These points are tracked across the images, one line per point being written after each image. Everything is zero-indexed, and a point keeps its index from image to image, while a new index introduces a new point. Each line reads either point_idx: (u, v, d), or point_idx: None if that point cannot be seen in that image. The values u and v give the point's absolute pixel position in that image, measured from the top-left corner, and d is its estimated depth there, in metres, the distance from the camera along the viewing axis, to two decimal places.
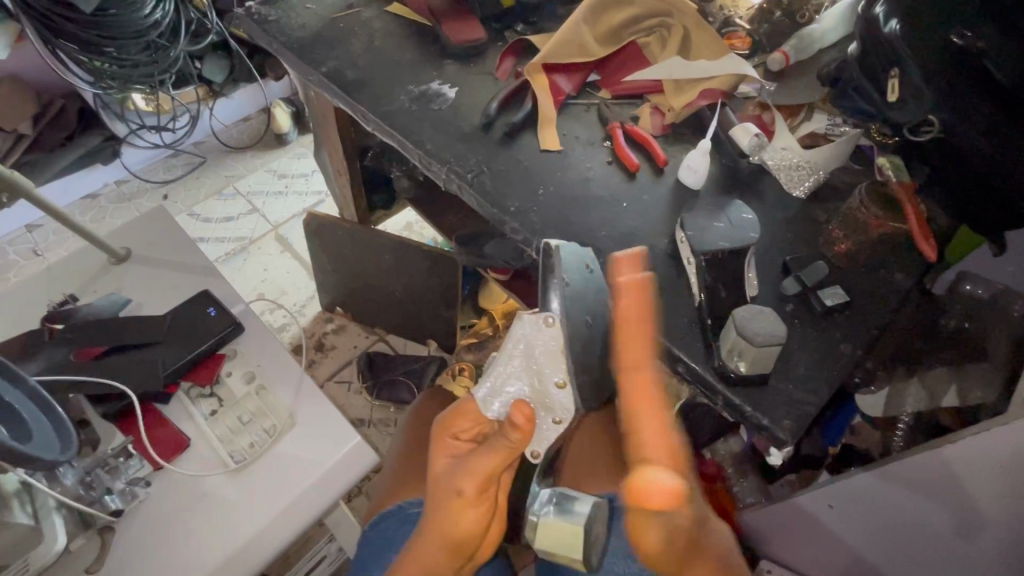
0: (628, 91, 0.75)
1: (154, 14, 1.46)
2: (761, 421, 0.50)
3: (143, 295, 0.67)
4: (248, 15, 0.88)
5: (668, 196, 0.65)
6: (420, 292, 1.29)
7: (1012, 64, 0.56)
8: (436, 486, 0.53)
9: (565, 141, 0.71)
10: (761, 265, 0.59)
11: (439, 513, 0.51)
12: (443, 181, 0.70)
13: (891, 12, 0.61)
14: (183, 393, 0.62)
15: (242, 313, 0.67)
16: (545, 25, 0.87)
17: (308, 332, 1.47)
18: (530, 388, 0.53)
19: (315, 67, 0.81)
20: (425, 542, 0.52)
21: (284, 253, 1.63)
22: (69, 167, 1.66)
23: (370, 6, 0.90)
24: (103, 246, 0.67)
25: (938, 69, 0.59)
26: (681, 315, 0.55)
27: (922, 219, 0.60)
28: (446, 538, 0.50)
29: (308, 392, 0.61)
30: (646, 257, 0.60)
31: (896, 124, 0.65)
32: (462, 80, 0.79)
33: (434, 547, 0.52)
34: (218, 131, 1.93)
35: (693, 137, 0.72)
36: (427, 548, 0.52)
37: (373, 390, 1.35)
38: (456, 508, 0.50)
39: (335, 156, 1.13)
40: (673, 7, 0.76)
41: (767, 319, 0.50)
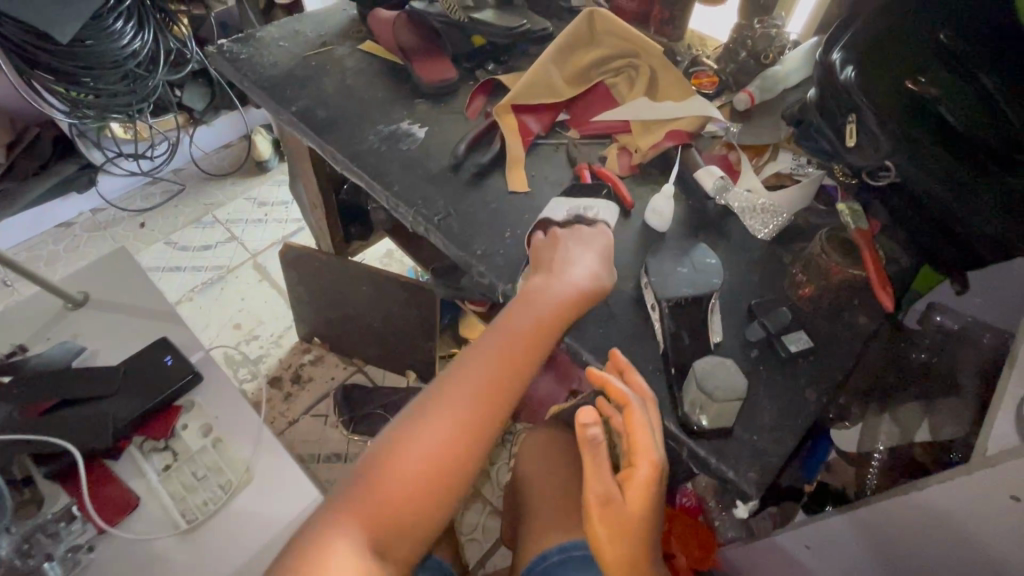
0: (596, 131, 0.76)
1: (133, 44, 1.45)
2: (725, 474, 0.49)
3: (96, 343, 0.67)
4: (220, 52, 0.88)
5: (635, 237, 0.65)
6: (398, 323, 1.27)
7: (963, 112, 0.59)
8: (483, 346, 0.53)
9: (533, 181, 0.72)
10: (727, 310, 0.59)
11: (521, 336, 0.53)
12: (411, 224, 0.69)
13: (847, 60, 0.64)
14: (135, 448, 0.61)
15: (200, 360, 0.68)
16: (517, 64, 0.88)
17: (284, 364, 1.45)
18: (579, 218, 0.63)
19: (285, 106, 0.80)
20: (464, 395, 0.50)
21: (262, 282, 1.61)
22: (43, 196, 1.63)
23: (344, 44, 0.91)
24: (59, 292, 0.66)
25: (900, 111, 0.62)
26: (644, 364, 0.55)
27: (880, 269, 0.59)
28: (493, 384, 0.51)
29: (265, 445, 0.61)
30: (612, 301, 0.59)
31: (855, 167, 0.65)
32: (432, 119, 0.79)
33: (474, 397, 0.50)
34: (198, 158, 1.92)
35: (660, 178, 0.73)
36: (465, 400, 0.50)
37: (350, 424, 1.33)
38: (506, 349, 0.52)
39: (310, 188, 1.12)
40: (641, 49, 0.77)
41: (726, 370, 0.50)
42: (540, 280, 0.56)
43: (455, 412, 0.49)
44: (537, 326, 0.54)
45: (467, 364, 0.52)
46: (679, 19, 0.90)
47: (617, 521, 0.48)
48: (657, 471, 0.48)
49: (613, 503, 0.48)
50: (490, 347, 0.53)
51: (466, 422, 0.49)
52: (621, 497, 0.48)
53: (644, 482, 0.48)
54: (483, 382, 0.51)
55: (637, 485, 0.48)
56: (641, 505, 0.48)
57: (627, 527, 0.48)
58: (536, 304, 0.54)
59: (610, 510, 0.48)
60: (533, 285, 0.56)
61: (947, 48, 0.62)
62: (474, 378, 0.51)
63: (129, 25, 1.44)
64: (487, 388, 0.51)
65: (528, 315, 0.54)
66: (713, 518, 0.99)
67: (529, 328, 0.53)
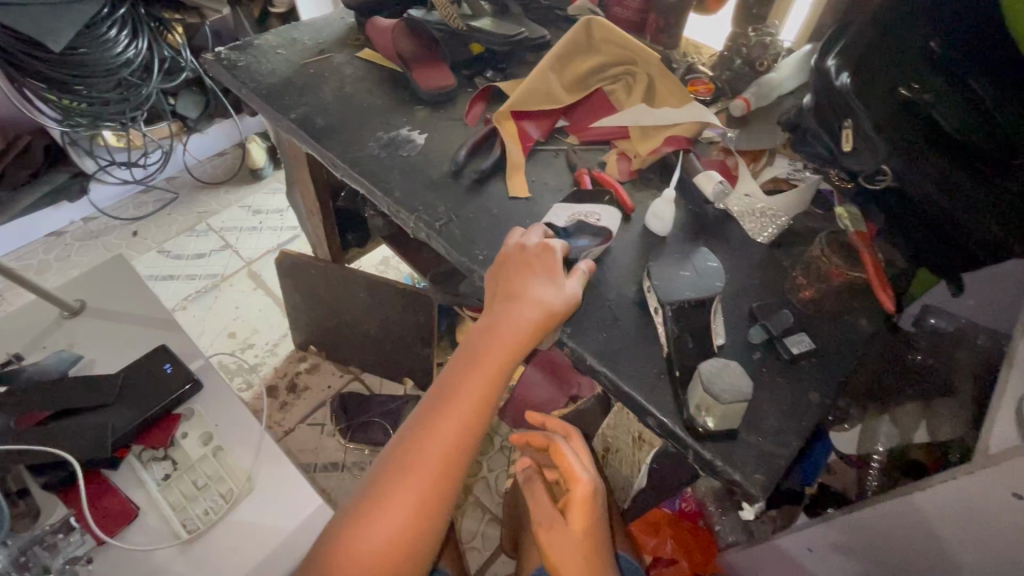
0: (596, 137, 0.77)
1: (127, 52, 1.44)
2: (732, 476, 0.49)
3: (95, 351, 0.66)
4: (217, 60, 0.88)
5: (636, 241, 0.65)
6: (395, 330, 1.27)
7: (953, 115, 0.60)
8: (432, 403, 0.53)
9: (534, 187, 0.72)
10: (729, 314, 0.59)
11: (469, 398, 0.53)
12: (412, 229, 0.69)
13: (841, 67, 0.66)
14: (134, 457, 0.60)
15: (201, 368, 0.67)
16: (515, 71, 0.89)
17: (280, 373, 1.44)
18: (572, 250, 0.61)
19: (283, 113, 0.80)
20: (415, 458, 0.51)
21: (257, 289, 1.60)
22: (33, 205, 1.61)
23: (342, 52, 0.91)
24: (55, 300, 0.66)
25: (893, 118, 0.63)
26: (648, 367, 0.55)
27: (879, 271, 0.60)
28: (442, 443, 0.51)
29: (267, 454, 0.61)
30: (614, 306, 0.59)
31: (851, 172, 0.66)
32: (432, 126, 0.79)
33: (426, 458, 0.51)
34: (192, 166, 1.91)
35: (659, 184, 0.73)
36: (415, 464, 0.51)
37: (347, 432, 1.31)
38: (451, 404, 0.52)
39: (307, 196, 1.12)
40: (638, 55, 0.78)
41: (733, 374, 0.49)
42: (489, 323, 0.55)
43: (415, 478, 0.50)
44: (485, 382, 0.53)
45: (420, 429, 0.52)
46: (675, 27, 0.92)
47: (566, 545, 0.55)
48: (593, 490, 0.56)
49: (555, 528, 0.56)
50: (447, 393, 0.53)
51: (427, 492, 0.51)
52: (563, 523, 0.56)
53: (581, 502, 0.56)
54: (436, 453, 0.51)
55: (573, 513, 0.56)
56: (584, 524, 0.55)
57: (576, 554, 0.55)
58: (490, 346, 0.54)
59: (554, 536, 0.56)
60: (483, 326, 0.55)
61: (936, 55, 0.63)
62: (428, 447, 0.51)
63: (123, 34, 1.43)
64: (446, 449, 0.51)
65: (475, 372, 0.53)
66: (713, 522, 1.00)
67: (476, 387, 0.53)
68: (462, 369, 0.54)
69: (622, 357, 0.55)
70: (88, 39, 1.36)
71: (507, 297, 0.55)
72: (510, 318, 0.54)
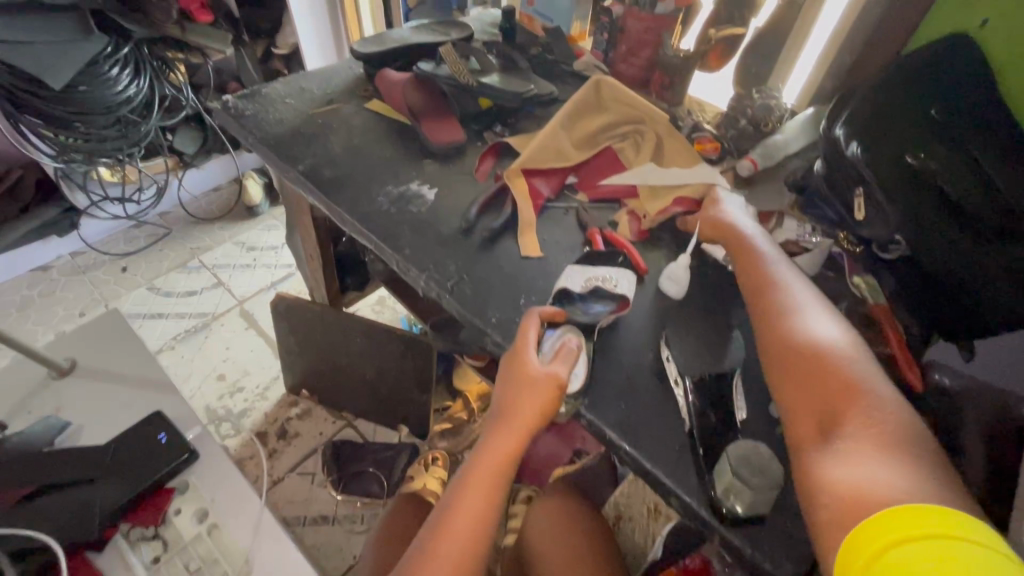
0: (605, 195, 0.77)
1: (128, 90, 1.43)
2: (762, 564, 0.46)
3: (82, 417, 0.64)
4: (224, 108, 0.87)
5: (651, 305, 0.64)
6: (392, 376, 1.23)
7: (959, 182, 0.64)
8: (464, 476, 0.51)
9: (545, 246, 0.71)
10: (748, 384, 0.58)
11: (479, 502, 0.49)
12: (422, 288, 0.68)
13: (851, 136, 0.67)
14: (121, 537, 0.57)
15: (196, 438, 0.65)
16: (523, 125, 0.89)
17: (269, 418, 1.39)
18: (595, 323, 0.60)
19: (291, 164, 0.79)
20: (444, 538, 0.48)
21: (249, 329, 1.56)
22: (21, 239, 1.57)
23: (350, 103, 0.92)
24: (44, 360, 0.65)
25: (902, 180, 0.65)
26: (670, 442, 0.53)
27: (904, 347, 0.60)
28: (471, 521, 0.48)
29: (267, 531, 0.58)
30: (632, 374, 0.58)
31: (865, 240, 0.67)
32: (441, 181, 0.79)
33: (456, 538, 0.47)
34: (186, 202, 1.89)
35: (670, 244, 0.73)
36: (444, 545, 0.47)
37: (339, 484, 1.26)
38: (478, 480, 0.50)
39: (308, 241, 1.10)
40: (647, 116, 0.79)
41: (762, 456, 0.49)
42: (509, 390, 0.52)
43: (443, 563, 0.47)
44: (492, 480, 0.50)
45: (447, 509, 0.49)
46: (679, 85, 0.93)
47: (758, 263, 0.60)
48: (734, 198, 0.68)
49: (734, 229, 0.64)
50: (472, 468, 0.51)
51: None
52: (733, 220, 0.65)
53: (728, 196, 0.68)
54: (452, 551, 0.47)
55: (762, 276, 0.59)
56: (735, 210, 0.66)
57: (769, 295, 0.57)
58: (514, 414, 0.51)
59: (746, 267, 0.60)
60: (505, 394, 0.52)
61: (937, 122, 0.68)
62: (439, 560, 0.47)
63: (125, 72, 1.42)
64: (473, 531, 0.48)
65: (479, 473, 0.50)
66: None
67: (490, 472, 0.50)
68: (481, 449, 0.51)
69: (642, 430, 0.54)
70: (89, 77, 1.35)
71: (516, 381, 0.52)
72: (523, 403, 0.51)
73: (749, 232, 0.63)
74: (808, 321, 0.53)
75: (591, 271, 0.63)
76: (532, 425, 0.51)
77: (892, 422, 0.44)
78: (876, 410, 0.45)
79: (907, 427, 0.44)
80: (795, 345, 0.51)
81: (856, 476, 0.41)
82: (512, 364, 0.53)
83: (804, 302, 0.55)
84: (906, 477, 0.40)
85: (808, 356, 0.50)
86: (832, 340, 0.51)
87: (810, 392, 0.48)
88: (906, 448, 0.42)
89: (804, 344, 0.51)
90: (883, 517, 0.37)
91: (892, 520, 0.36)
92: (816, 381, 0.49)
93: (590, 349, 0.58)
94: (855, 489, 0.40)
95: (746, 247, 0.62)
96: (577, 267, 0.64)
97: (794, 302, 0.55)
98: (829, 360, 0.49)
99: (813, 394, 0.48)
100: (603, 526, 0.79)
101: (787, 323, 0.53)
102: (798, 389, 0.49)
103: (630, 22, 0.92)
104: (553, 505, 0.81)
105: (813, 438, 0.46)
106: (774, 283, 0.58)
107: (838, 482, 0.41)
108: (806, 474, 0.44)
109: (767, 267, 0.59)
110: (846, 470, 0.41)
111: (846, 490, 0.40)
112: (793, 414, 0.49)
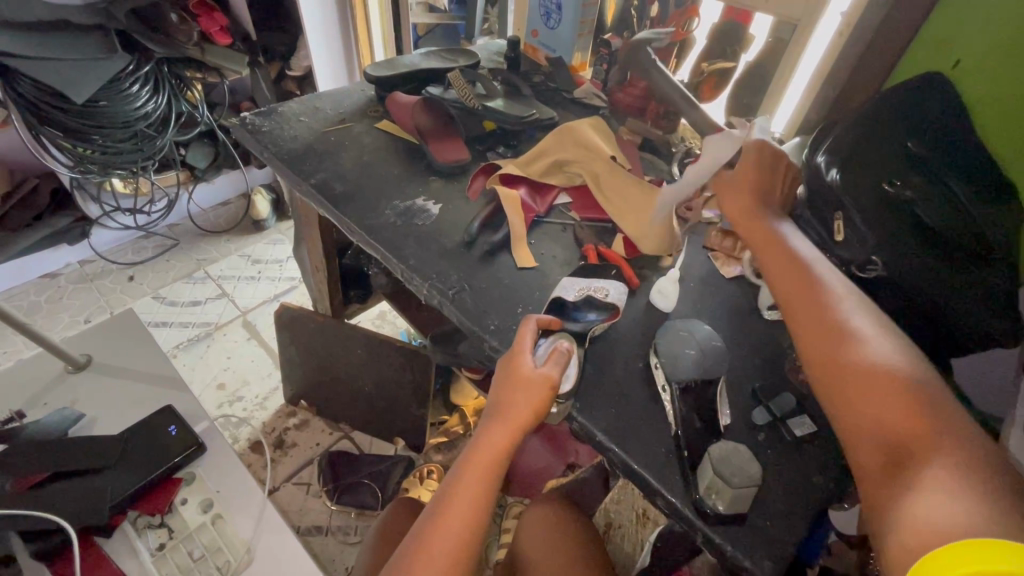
0: (598, 216, 0.80)
1: (146, 106, 1.48)
2: (742, 562, 0.49)
3: (96, 411, 0.70)
4: (242, 124, 0.92)
5: (642, 316, 0.68)
6: (391, 388, 1.25)
7: (937, 214, 0.66)
8: (462, 470, 0.53)
9: (542, 259, 0.75)
10: (733, 395, 0.61)
11: (472, 494, 0.51)
12: (425, 296, 0.71)
13: (831, 164, 0.74)
14: (129, 524, 0.62)
15: (204, 431, 0.70)
16: (525, 146, 0.94)
17: (267, 428, 1.40)
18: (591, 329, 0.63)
19: (304, 178, 0.84)
20: (443, 528, 0.50)
21: (251, 340, 1.59)
22: (33, 246, 1.60)
23: (361, 122, 0.97)
24: (64, 354, 0.70)
25: (879, 210, 0.69)
26: (657, 446, 0.56)
27: None
28: (469, 510, 0.51)
29: (268, 524, 0.63)
30: (622, 381, 0.61)
31: (843, 262, 0.69)
32: (446, 197, 0.83)
33: (453, 527, 0.50)
34: (195, 215, 1.94)
35: (662, 261, 0.76)
36: (443, 534, 0.50)
37: (334, 494, 1.26)
38: (474, 474, 0.52)
39: (314, 252, 1.14)
40: (581, 144, 0.85)
41: (742, 457, 0.51)
42: (507, 388, 0.55)
43: (438, 550, 0.49)
44: (486, 473, 0.52)
45: (443, 500, 0.52)
46: (673, 114, 0.98)
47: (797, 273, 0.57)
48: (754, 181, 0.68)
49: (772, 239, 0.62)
50: (467, 463, 0.53)
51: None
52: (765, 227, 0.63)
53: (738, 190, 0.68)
54: (447, 539, 0.49)
55: (804, 286, 0.56)
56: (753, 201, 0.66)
57: (812, 307, 0.54)
58: (510, 410, 0.54)
59: (786, 278, 0.58)
60: (503, 392, 0.55)
61: (915, 154, 0.72)
62: (433, 548, 0.49)
63: (144, 89, 1.47)
64: (468, 521, 0.50)
65: (472, 468, 0.53)
66: None
67: (484, 464, 0.53)
68: (476, 444, 0.54)
69: (631, 434, 0.56)
70: (109, 92, 1.41)
71: (514, 380, 0.55)
72: (519, 397, 0.54)
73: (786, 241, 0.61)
74: (861, 339, 0.50)
75: (581, 282, 0.67)
76: (525, 423, 0.54)
77: (963, 447, 0.42)
78: (941, 432, 0.43)
79: (982, 451, 0.41)
80: (846, 364, 0.49)
81: (924, 506, 0.39)
82: (508, 364, 0.56)
83: (852, 315, 0.52)
84: (980, 500, 0.37)
85: (861, 375, 0.48)
86: (888, 360, 0.48)
87: (869, 414, 0.46)
88: (976, 469, 0.40)
89: (859, 363, 0.49)
90: (967, 547, 0.34)
91: (978, 552, 0.33)
92: (876, 402, 0.46)
93: (582, 355, 0.61)
94: (925, 519, 0.38)
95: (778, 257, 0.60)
96: (569, 280, 0.68)
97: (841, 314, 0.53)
98: (884, 377, 0.47)
99: (871, 418, 0.46)
100: (594, 536, 0.80)
101: (837, 339, 0.51)
102: (855, 412, 0.47)
103: (627, 54, 0.97)
104: (541, 516, 0.82)
105: (877, 464, 0.44)
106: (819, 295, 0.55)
107: (909, 518, 0.38)
108: (875, 506, 0.42)
109: (806, 278, 0.57)
110: (917, 499, 0.39)
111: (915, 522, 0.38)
112: (853, 438, 0.47)
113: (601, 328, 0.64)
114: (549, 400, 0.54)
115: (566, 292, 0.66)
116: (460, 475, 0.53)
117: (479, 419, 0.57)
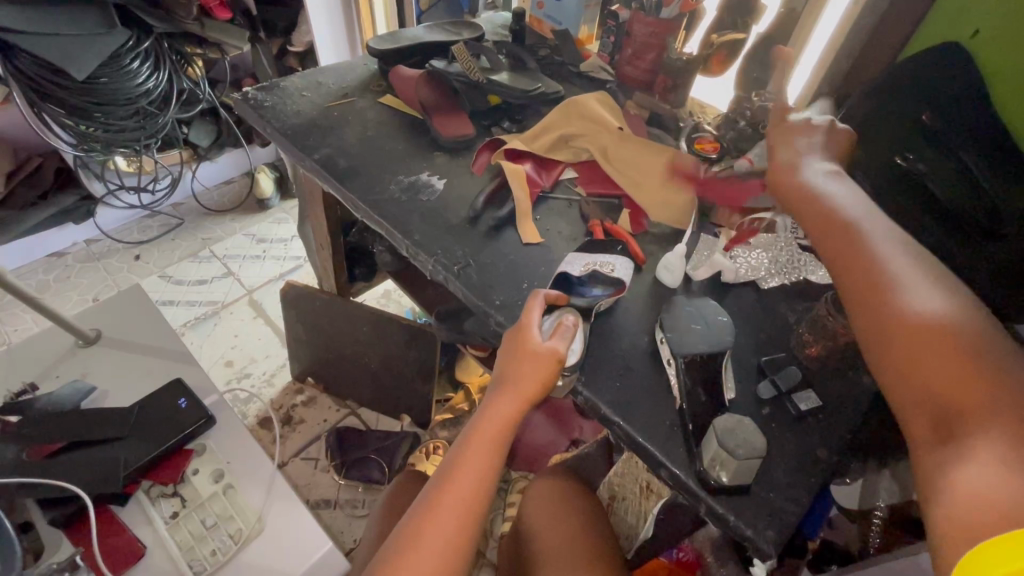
0: (603, 190, 0.79)
1: (147, 82, 1.45)
2: (744, 531, 0.49)
3: (108, 384, 0.71)
4: (244, 99, 0.91)
5: (647, 291, 0.68)
6: (396, 365, 1.26)
7: (948, 188, 0.65)
8: (468, 440, 0.53)
9: (546, 235, 0.75)
10: (738, 368, 0.61)
11: (477, 464, 0.52)
12: (429, 271, 0.71)
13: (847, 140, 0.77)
14: (143, 493, 0.64)
15: (214, 403, 0.72)
16: (530, 122, 0.92)
17: (275, 405, 1.42)
18: (597, 303, 0.63)
19: (308, 153, 0.83)
20: (447, 494, 0.51)
21: (257, 318, 1.60)
22: (40, 224, 1.60)
23: (364, 97, 0.95)
24: (74, 329, 0.71)
25: (891, 186, 0.71)
26: (661, 418, 0.56)
27: None
28: (474, 476, 0.52)
29: (278, 493, 0.65)
30: (627, 357, 0.61)
31: None
32: (450, 172, 0.83)
33: (457, 494, 0.51)
34: (199, 194, 1.93)
35: (669, 237, 0.75)
36: (447, 500, 0.50)
37: (341, 469, 1.28)
38: (480, 441, 0.53)
39: (319, 230, 1.13)
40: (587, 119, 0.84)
41: (747, 429, 0.51)
42: (514, 362, 0.55)
43: (444, 516, 0.50)
44: (492, 444, 0.53)
45: (449, 467, 0.52)
46: (682, 87, 0.96)
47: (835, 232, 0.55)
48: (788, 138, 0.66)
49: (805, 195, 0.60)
50: (473, 434, 0.54)
51: (447, 557, 0.49)
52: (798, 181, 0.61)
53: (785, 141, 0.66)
54: (453, 505, 0.50)
55: (852, 249, 0.53)
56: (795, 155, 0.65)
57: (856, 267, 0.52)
58: (517, 382, 0.54)
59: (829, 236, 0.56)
60: (511, 365, 0.55)
61: (929, 128, 0.69)
62: (439, 514, 0.50)
63: (145, 65, 1.44)
64: (472, 489, 0.51)
65: (479, 439, 0.53)
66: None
67: (489, 435, 0.53)
68: (483, 415, 0.55)
69: (635, 409, 0.57)
70: (110, 69, 1.38)
71: (523, 352, 0.55)
72: (528, 369, 0.54)
73: (837, 199, 0.58)
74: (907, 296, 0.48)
75: (587, 258, 0.67)
76: (531, 396, 0.54)
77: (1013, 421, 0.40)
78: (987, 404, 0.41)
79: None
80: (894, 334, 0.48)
81: (967, 482, 0.39)
82: (516, 338, 0.56)
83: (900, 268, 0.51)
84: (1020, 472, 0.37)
85: (910, 346, 0.46)
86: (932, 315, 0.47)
87: (915, 387, 0.45)
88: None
89: (911, 324, 0.47)
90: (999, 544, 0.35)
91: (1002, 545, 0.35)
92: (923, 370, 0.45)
93: (587, 329, 0.61)
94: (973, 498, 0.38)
95: (828, 216, 0.57)
96: (574, 256, 0.68)
97: (890, 278, 0.50)
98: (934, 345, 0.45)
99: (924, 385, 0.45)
100: (597, 508, 0.81)
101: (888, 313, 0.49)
102: (909, 382, 0.46)
103: (636, 26, 0.94)
104: (546, 487, 0.84)
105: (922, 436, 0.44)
106: (865, 262, 0.52)
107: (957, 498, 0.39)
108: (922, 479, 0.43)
109: (850, 238, 0.54)
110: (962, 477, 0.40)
111: (956, 500, 0.39)
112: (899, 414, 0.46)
113: (609, 302, 0.63)
114: (557, 371, 0.55)
115: (574, 266, 0.66)
116: (466, 446, 0.53)
117: (485, 392, 0.57)
